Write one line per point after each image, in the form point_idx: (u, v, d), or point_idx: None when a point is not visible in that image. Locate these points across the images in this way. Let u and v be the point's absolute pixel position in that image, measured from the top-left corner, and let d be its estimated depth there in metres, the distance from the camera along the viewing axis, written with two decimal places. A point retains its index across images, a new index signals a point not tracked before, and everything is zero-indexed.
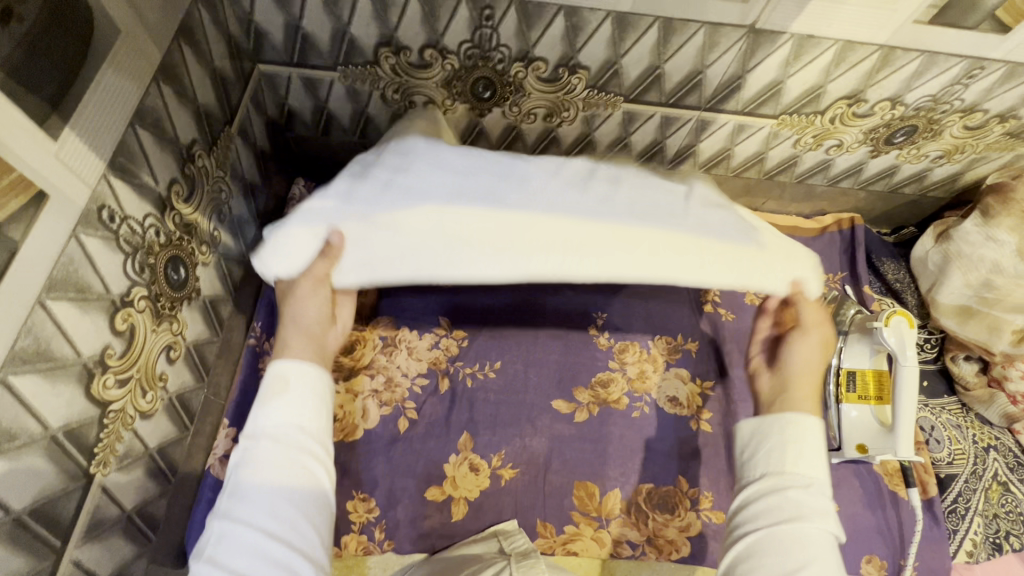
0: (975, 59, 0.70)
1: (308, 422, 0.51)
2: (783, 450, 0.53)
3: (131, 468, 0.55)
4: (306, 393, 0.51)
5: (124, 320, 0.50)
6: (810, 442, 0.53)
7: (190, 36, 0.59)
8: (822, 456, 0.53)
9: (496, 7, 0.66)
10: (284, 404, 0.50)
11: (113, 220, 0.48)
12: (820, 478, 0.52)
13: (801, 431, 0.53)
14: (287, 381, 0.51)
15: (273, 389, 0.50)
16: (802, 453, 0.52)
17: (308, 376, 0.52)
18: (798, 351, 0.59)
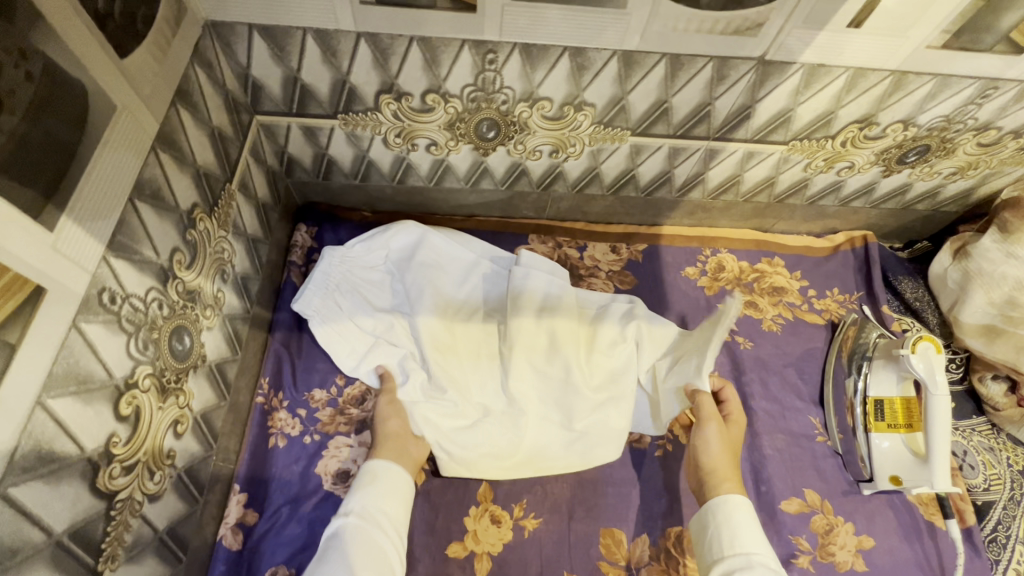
0: (988, 80, 0.69)
1: (387, 508, 0.65)
2: (720, 535, 0.66)
3: (140, 556, 0.52)
4: (389, 491, 0.67)
5: (128, 404, 0.48)
6: (741, 525, 0.65)
7: (187, 98, 0.57)
8: (754, 532, 0.65)
9: (499, 51, 0.64)
10: (376, 494, 0.66)
11: (114, 302, 0.46)
12: (759, 554, 0.63)
13: (730, 514, 0.66)
14: (377, 476, 0.68)
15: (365, 481, 0.67)
16: (738, 535, 0.64)
17: (396, 478, 0.68)
18: (707, 450, 0.74)
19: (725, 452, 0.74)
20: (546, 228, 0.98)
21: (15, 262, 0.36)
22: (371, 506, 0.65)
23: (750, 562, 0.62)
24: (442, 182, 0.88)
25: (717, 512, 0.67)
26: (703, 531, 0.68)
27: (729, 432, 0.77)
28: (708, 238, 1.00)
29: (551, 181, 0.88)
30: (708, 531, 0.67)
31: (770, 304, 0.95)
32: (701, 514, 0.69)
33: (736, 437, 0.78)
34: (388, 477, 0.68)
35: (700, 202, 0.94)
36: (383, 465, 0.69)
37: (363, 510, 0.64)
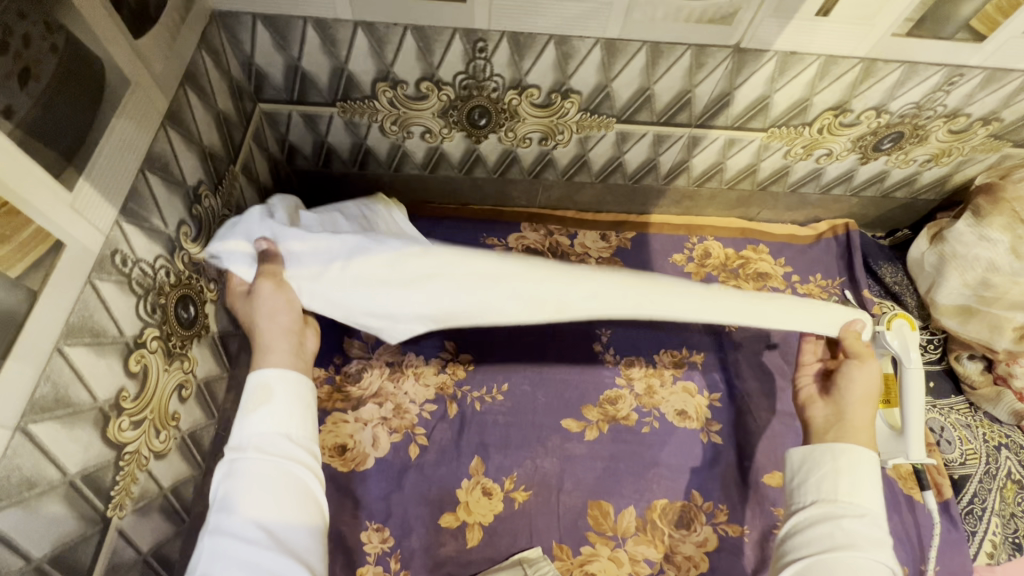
0: (953, 68, 0.73)
1: (294, 431, 0.55)
2: (835, 478, 0.60)
3: (147, 510, 0.55)
4: (291, 402, 0.56)
5: (137, 362, 0.51)
6: (863, 475, 0.59)
7: (194, 82, 0.60)
8: (877, 489, 0.59)
9: (488, 39, 0.68)
10: (275, 408, 0.55)
11: (125, 264, 0.49)
12: (873, 509, 0.58)
13: (855, 459, 0.60)
14: (272, 390, 0.56)
15: (256, 398, 0.55)
16: (857, 484, 0.59)
17: (292, 389, 0.57)
18: (858, 379, 0.66)
19: (868, 387, 0.66)
20: (538, 216, 1.02)
21: (38, 216, 0.39)
22: (268, 428, 0.55)
23: (858, 514, 0.57)
24: (437, 170, 0.91)
25: (837, 456, 0.60)
26: (812, 467, 0.62)
27: (880, 377, 0.67)
28: (695, 226, 1.04)
29: (541, 169, 0.92)
30: (818, 470, 0.61)
31: (755, 289, 0.99)
32: (812, 450, 0.63)
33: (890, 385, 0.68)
34: (286, 385, 0.57)
35: (686, 189, 0.98)
36: (274, 373, 0.57)
37: (258, 435, 0.54)
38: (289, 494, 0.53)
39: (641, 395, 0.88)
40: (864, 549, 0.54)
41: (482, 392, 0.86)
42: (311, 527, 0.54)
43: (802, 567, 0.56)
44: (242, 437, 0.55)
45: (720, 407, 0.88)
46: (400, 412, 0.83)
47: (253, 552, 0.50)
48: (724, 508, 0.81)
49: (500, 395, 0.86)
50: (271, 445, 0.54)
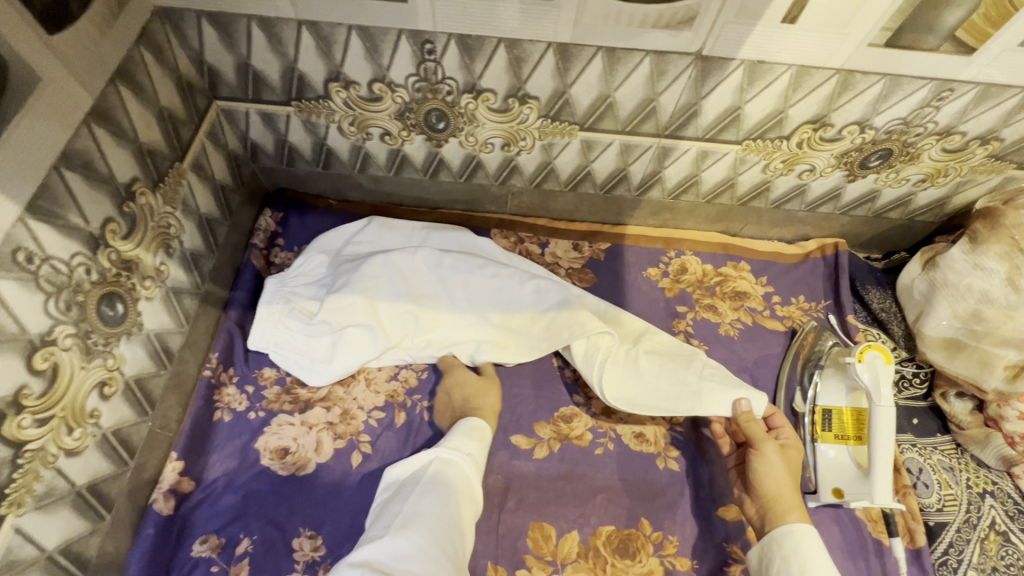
0: (942, 82, 0.67)
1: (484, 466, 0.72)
2: (788, 566, 0.64)
3: (54, 507, 0.55)
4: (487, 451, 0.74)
5: (44, 359, 0.51)
6: (811, 554, 0.63)
7: (130, 79, 0.60)
8: (831, 567, 0.62)
9: (435, 41, 0.66)
10: (483, 446, 0.73)
11: (30, 261, 0.49)
12: None
13: (799, 544, 0.64)
14: (483, 433, 0.75)
15: (474, 431, 0.74)
16: (808, 565, 0.62)
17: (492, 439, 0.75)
18: (767, 469, 0.72)
19: (783, 469, 0.72)
20: (508, 223, 0.99)
21: None
22: (475, 454, 0.72)
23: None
24: (401, 173, 0.90)
25: (782, 543, 0.65)
26: (769, 560, 0.66)
27: (790, 454, 0.75)
28: (673, 239, 0.99)
29: (508, 175, 0.89)
30: (776, 565, 0.65)
31: (731, 308, 0.94)
32: (765, 545, 0.67)
33: (796, 459, 0.75)
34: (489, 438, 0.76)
35: (661, 202, 0.94)
36: (486, 428, 0.76)
37: (469, 455, 0.71)
38: (469, 500, 0.68)
39: (598, 414, 0.85)
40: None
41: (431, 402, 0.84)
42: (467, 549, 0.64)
43: None
44: (458, 444, 0.72)
45: (682, 431, 0.84)
46: (347, 418, 0.81)
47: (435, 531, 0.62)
48: (674, 540, 0.77)
49: None
50: (476, 468, 0.71)
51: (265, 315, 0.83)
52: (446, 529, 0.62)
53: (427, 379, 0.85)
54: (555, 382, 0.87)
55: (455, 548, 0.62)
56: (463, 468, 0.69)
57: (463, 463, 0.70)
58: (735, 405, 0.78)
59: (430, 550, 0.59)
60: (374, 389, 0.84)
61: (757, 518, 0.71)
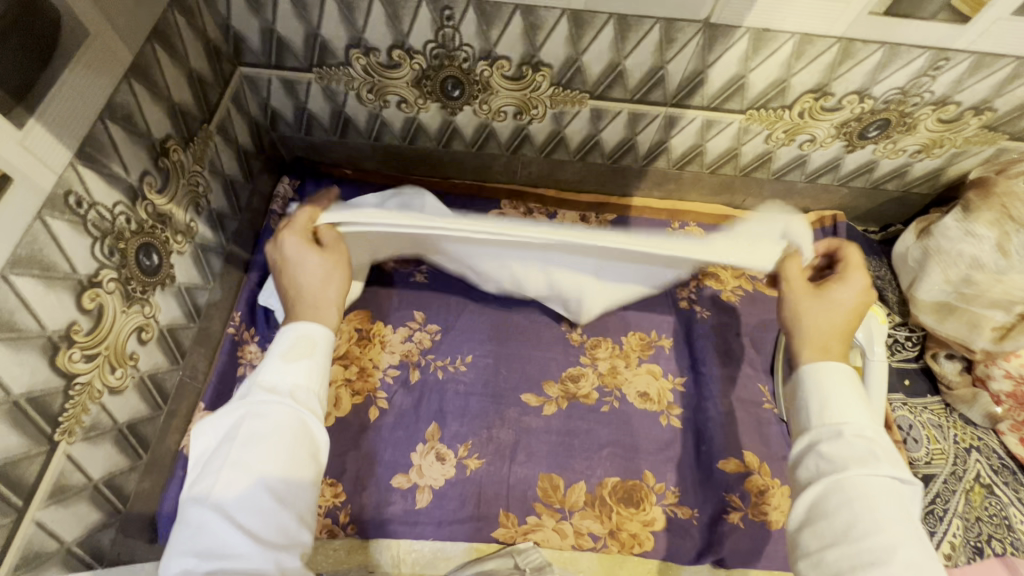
0: (938, 50, 0.70)
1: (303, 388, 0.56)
2: (818, 408, 0.56)
3: (99, 440, 0.59)
4: (317, 368, 0.57)
5: (91, 300, 0.54)
6: (835, 395, 0.56)
7: (165, 40, 0.63)
8: (854, 401, 0.56)
9: (454, 7, 0.69)
10: (310, 365, 0.57)
11: (80, 206, 0.53)
12: (859, 424, 0.54)
13: (819, 381, 0.58)
14: (314, 344, 0.58)
15: (298, 351, 0.57)
16: (838, 405, 0.56)
17: (324, 348, 0.59)
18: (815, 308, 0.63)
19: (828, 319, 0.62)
20: (518, 193, 1.02)
21: None
22: (302, 383, 0.56)
23: (838, 437, 0.54)
24: (416, 142, 0.93)
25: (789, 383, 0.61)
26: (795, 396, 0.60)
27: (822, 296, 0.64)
28: (677, 212, 1.02)
29: (519, 144, 0.92)
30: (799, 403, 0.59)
31: (732, 277, 0.97)
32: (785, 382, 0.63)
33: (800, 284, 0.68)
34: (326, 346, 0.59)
35: (666, 172, 0.97)
36: (320, 331, 0.59)
37: (293, 387, 0.56)
38: (301, 453, 0.53)
39: (604, 374, 0.89)
40: (849, 467, 0.52)
41: (445, 360, 0.88)
42: (275, 529, 0.49)
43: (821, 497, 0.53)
44: (282, 383, 0.55)
45: (683, 392, 0.89)
46: (364, 376, 0.86)
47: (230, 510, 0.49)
48: (676, 490, 0.81)
49: (462, 366, 0.88)
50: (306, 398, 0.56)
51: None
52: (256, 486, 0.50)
53: (441, 340, 0.90)
54: (563, 344, 0.91)
55: (274, 509, 0.50)
56: (285, 408, 0.54)
57: (286, 402, 0.54)
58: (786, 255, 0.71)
59: (232, 530, 0.47)
60: (391, 350, 0.89)
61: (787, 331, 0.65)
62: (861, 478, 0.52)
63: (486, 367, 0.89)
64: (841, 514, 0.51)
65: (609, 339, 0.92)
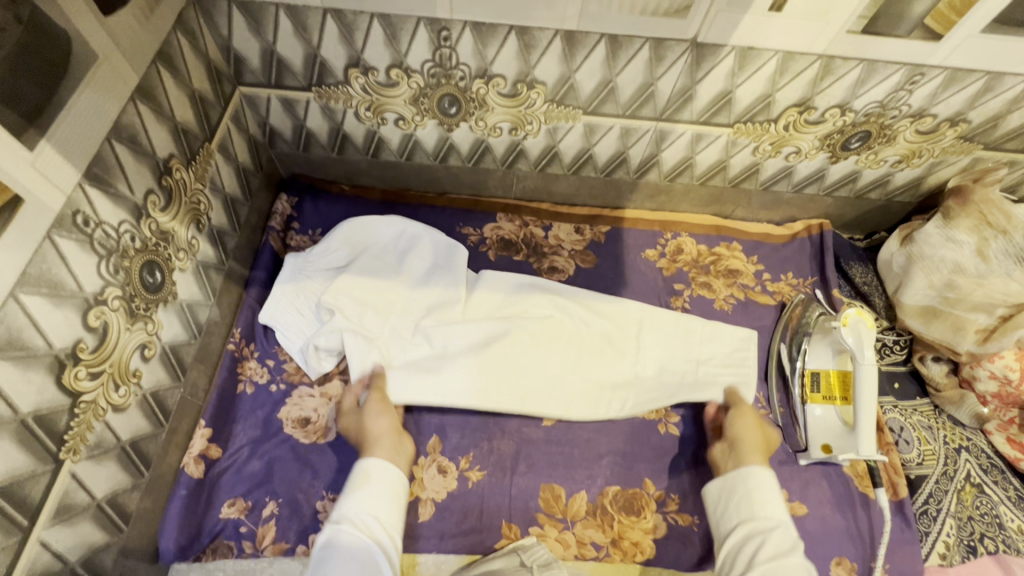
0: (914, 66, 0.73)
1: (377, 512, 0.67)
2: (748, 497, 0.73)
3: (103, 458, 0.59)
4: (382, 491, 0.69)
5: (96, 317, 0.55)
6: (766, 497, 0.72)
7: (168, 61, 0.64)
8: (778, 502, 0.72)
9: (451, 28, 0.71)
10: (372, 493, 0.68)
11: (87, 225, 0.53)
12: (781, 519, 0.70)
13: (755, 486, 0.73)
14: (371, 476, 0.70)
15: (359, 483, 0.69)
16: (765, 499, 0.72)
17: (387, 472, 0.70)
18: (742, 427, 0.80)
19: (756, 432, 0.80)
20: (514, 207, 1.03)
21: (8, 180, 0.44)
22: (365, 509, 0.67)
23: (774, 527, 0.69)
24: (413, 157, 0.94)
25: (747, 480, 0.74)
26: (727, 500, 0.74)
27: (768, 430, 0.82)
28: (668, 222, 1.04)
29: (514, 159, 0.94)
30: (733, 497, 0.74)
31: (724, 285, 0.99)
32: (728, 481, 0.75)
33: (772, 436, 0.82)
34: (383, 477, 0.70)
35: (657, 184, 0.99)
36: (375, 464, 0.71)
37: (357, 514, 0.66)
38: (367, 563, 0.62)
39: None
40: (788, 554, 0.65)
41: None
42: None
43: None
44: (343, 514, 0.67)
45: (681, 399, 0.89)
46: None
47: None
48: (676, 497, 0.82)
49: None
50: (361, 521, 0.66)
51: (279, 291, 0.84)
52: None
53: None
54: None
55: None
56: (350, 532, 0.64)
57: (350, 527, 0.64)
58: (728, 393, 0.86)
59: None
60: None
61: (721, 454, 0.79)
62: (795, 563, 0.64)
63: None
64: None
65: None
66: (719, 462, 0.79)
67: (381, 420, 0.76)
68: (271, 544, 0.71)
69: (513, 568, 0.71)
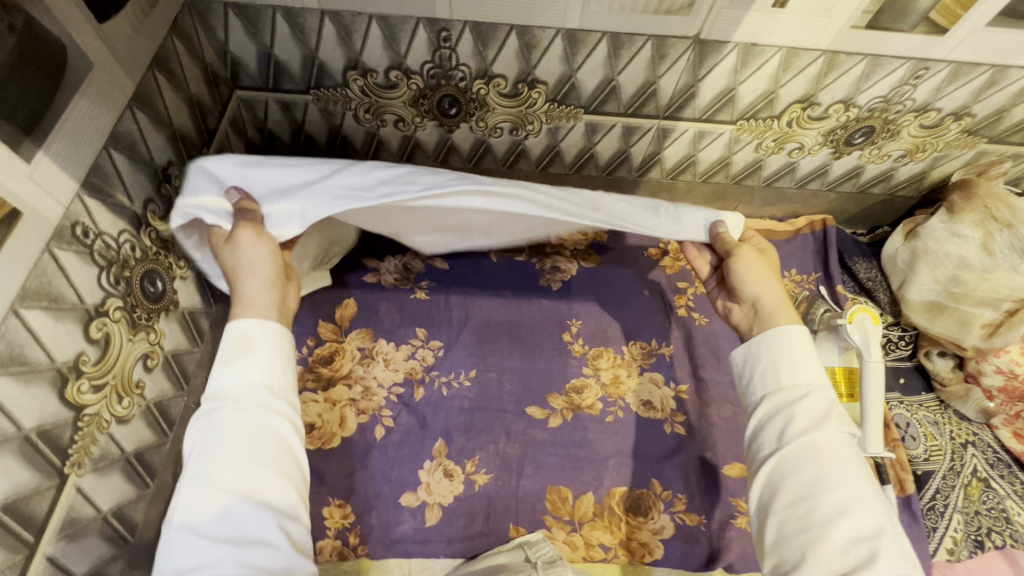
0: (918, 61, 0.73)
1: (267, 380, 0.56)
2: (774, 369, 0.63)
3: (107, 471, 0.58)
4: (267, 358, 0.56)
5: (98, 329, 0.54)
6: (799, 357, 0.63)
7: (164, 67, 0.63)
8: (815, 365, 0.62)
9: (451, 29, 0.70)
10: (251, 362, 0.56)
11: (86, 236, 0.53)
12: (817, 384, 0.61)
13: (786, 343, 0.63)
14: (251, 339, 0.56)
15: (236, 348, 0.56)
16: (793, 367, 0.62)
17: (273, 338, 0.57)
18: (751, 271, 0.69)
19: (773, 279, 0.69)
20: None
21: (7, 194, 0.43)
22: (249, 377, 0.55)
23: (804, 396, 0.60)
24: (413, 159, 0.93)
25: (770, 345, 0.64)
26: (754, 362, 0.65)
27: (769, 254, 0.72)
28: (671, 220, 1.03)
29: (515, 159, 0.93)
30: (759, 361, 0.65)
31: None
32: (751, 345, 0.66)
33: (777, 258, 0.72)
34: (265, 338, 0.57)
35: (659, 182, 0.98)
36: (256, 325, 0.57)
37: (240, 386, 0.55)
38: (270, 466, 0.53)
39: (607, 384, 0.89)
40: (815, 428, 0.58)
41: (449, 377, 0.88)
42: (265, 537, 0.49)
43: (779, 470, 0.58)
44: (224, 391, 0.55)
45: (688, 399, 0.89)
46: (369, 395, 0.86)
47: (205, 548, 0.48)
48: (683, 497, 0.81)
49: (467, 381, 0.88)
50: (248, 393, 0.55)
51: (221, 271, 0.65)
52: (223, 491, 0.50)
53: (444, 356, 0.89)
54: (565, 356, 0.91)
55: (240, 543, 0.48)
56: (248, 414, 0.54)
57: (229, 405, 0.54)
58: (711, 228, 0.71)
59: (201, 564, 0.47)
60: (393, 367, 0.88)
61: (745, 322, 0.70)
62: (828, 434, 0.58)
63: (490, 382, 0.88)
64: (805, 474, 0.56)
65: (612, 348, 0.93)
66: (745, 329, 0.70)
67: (256, 278, 0.59)
68: None
69: (518, 562, 0.70)
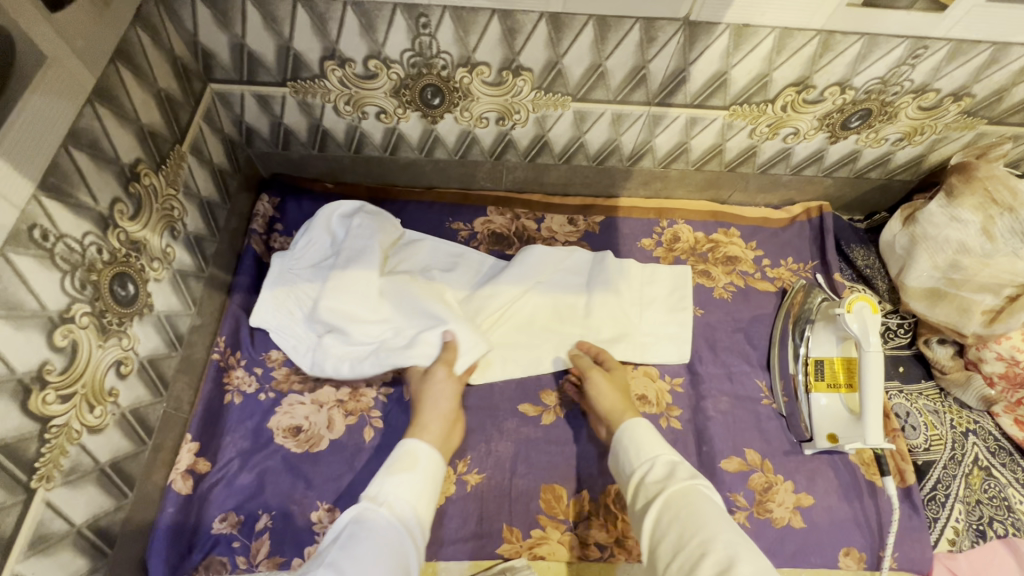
0: (917, 39, 0.70)
1: (417, 508, 0.59)
2: (630, 451, 0.65)
3: (80, 483, 0.56)
4: (423, 483, 0.61)
5: (64, 336, 0.52)
6: (642, 434, 0.67)
7: (128, 59, 0.60)
8: (654, 437, 0.66)
9: (430, 14, 0.67)
10: (412, 480, 0.61)
11: (46, 239, 0.50)
12: (662, 451, 0.64)
13: (632, 431, 0.67)
14: (415, 461, 0.63)
15: (401, 464, 0.62)
16: (637, 440, 0.66)
17: (431, 467, 0.63)
18: (596, 391, 0.77)
19: (613, 391, 0.77)
20: (505, 199, 1.00)
21: None
22: (405, 496, 0.59)
23: (652, 464, 0.62)
24: (398, 152, 0.91)
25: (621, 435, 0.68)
26: (616, 455, 0.68)
27: (614, 376, 0.80)
28: (665, 209, 1.01)
29: (503, 149, 0.91)
30: (618, 455, 0.67)
31: (723, 273, 0.96)
32: (613, 447, 0.69)
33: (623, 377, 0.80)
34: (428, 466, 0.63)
35: (652, 171, 0.96)
36: (424, 448, 0.64)
37: (393, 502, 0.58)
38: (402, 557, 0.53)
39: None
40: (669, 484, 0.59)
41: None
42: None
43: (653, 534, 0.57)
44: (381, 492, 0.59)
45: (681, 393, 0.87)
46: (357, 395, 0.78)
47: None
48: None
49: None
50: (402, 511, 0.58)
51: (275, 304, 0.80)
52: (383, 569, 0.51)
53: None
54: None
55: None
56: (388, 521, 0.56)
57: (385, 514, 0.56)
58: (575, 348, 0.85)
59: None
60: None
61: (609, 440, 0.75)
62: (682, 485, 0.58)
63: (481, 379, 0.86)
64: (672, 528, 0.55)
65: None
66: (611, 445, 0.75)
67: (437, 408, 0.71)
68: (265, 559, 0.68)
69: None
